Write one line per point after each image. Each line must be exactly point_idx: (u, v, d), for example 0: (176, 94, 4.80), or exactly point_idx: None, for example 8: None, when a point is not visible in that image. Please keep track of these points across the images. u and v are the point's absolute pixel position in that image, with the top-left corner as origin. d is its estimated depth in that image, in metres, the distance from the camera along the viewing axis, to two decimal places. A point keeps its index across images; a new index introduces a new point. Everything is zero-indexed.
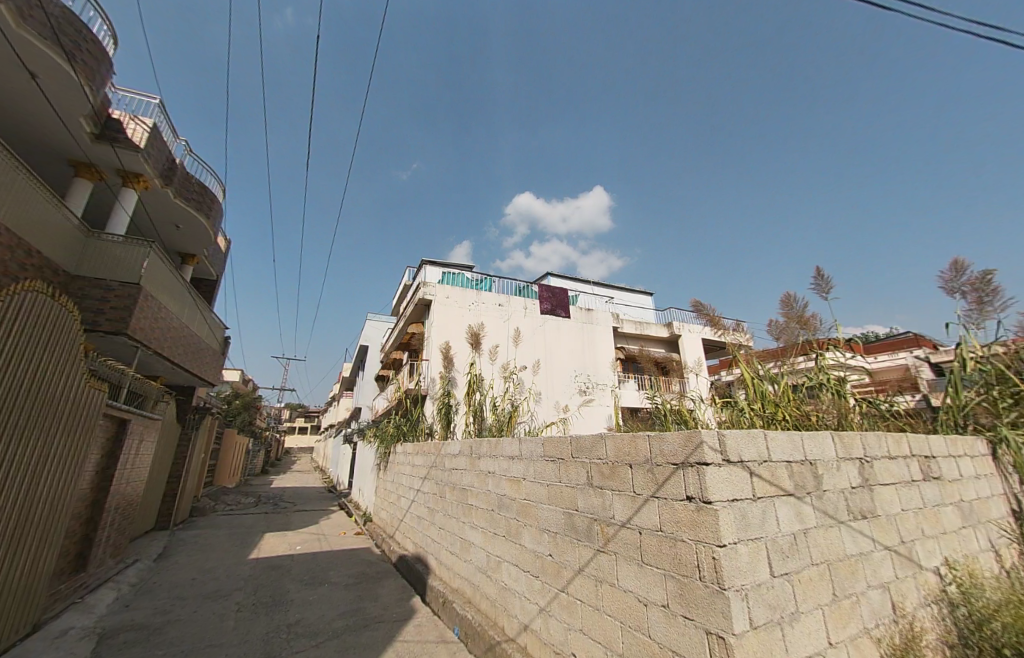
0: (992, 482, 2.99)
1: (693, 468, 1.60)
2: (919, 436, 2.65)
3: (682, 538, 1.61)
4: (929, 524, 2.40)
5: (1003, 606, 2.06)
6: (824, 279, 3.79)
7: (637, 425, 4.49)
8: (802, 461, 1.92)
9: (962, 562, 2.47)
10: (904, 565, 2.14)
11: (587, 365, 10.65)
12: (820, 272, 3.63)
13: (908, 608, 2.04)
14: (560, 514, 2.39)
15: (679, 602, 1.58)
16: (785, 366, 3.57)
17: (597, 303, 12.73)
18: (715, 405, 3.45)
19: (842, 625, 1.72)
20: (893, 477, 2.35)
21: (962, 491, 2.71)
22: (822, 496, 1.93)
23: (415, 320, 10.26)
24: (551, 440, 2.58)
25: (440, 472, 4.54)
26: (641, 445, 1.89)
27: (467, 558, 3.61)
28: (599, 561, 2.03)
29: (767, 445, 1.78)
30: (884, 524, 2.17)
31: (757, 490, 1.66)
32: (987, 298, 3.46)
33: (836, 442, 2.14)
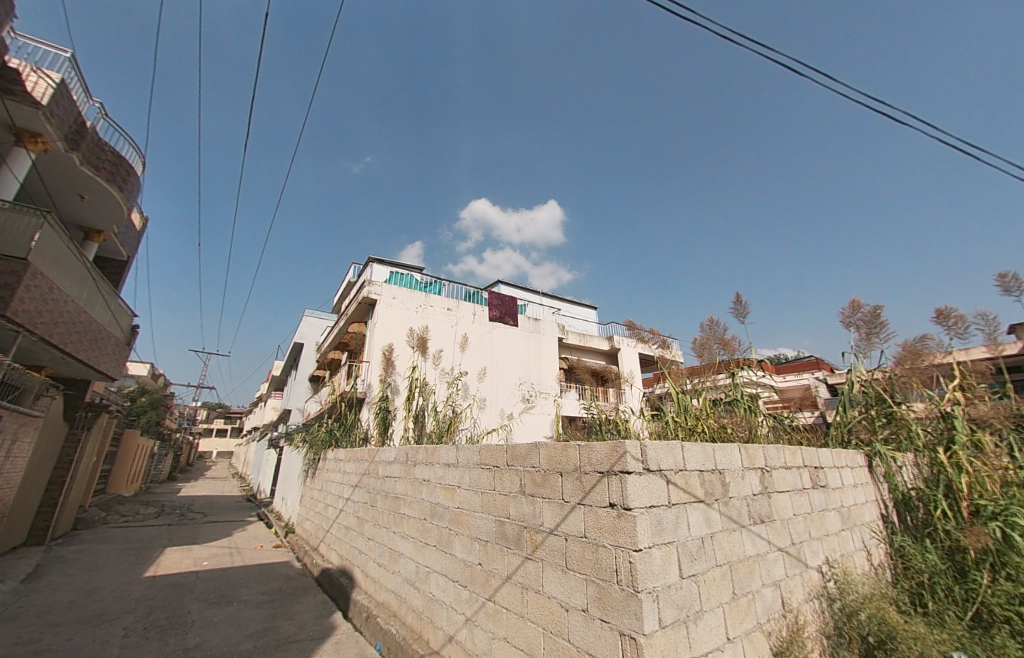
0: (866, 489, 3.46)
1: (617, 476, 1.69)
2: (812, 450, 3.01)
3: (603, 544, 1.69)
4: (815, 527, 2.72)
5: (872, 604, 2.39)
6: (742, 304, 4.21)
7: (573, 434, 4.64)
8: (713, 470, 2.11)
9: (839, 560, 2.81)
10: (793, 565, 2.41)
11: (531, 373, 10.81)
12: (738, 298, 4.03)
13: (795, 603, 2.29)
14: (491, 523, 2.41)
15: (597, 605, 1.66)
16: (706, 382, 3.91)
17: (544, 314, 13.04)
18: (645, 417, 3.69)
19: (739, 621, 1.90)
20: (788, 484, 2.66)
21: (843, 498, 3.11)
22: (727, 503, 2.13)
23: (357, 318, 9.85)
24: (488, 448, 2.59)
25: (373, 481, 4.36)
26: (571, 454, 1.97)
27: (395, 569, 3.50)
28: (526, 569, 2.07)
29: (683, 455, 1.93)
30: (778, 527, 2.43)
31: (672, 497, 1.80)
32: (874, 331, 4.04)
33: (742, 453, 2.37)
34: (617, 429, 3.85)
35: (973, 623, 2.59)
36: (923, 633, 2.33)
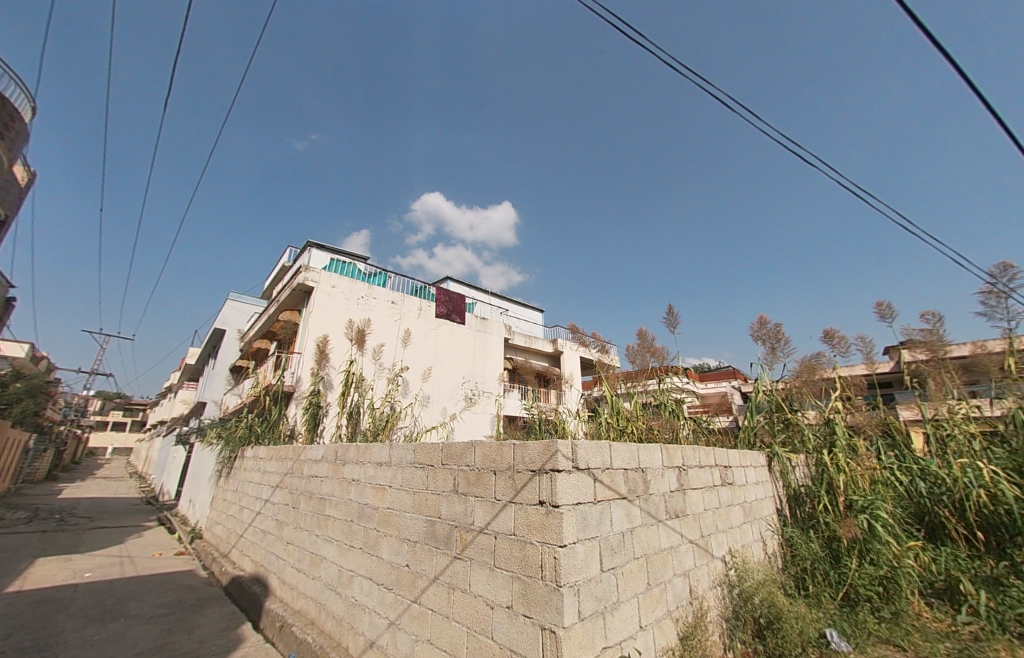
0: (765, 486, 3.87)
1: (547, 474, 1.74)
2: (723, 451, 3.32)
3: (530, 541, 1.73)
4: (721, 521, 3.00)
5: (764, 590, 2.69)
6: (673, 315, 4.53)
7: (513, 434, 4.68)
8: (636, 468, 2.25)
9: (740, 550, 3.12)
10: (701, 555, 2.63)
11: (475, 372, 10.77)
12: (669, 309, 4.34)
13: (700, 590, 2.50)
14: (422, 523, 2.37)
15: (521, 602, 1.69)
16: (638, 386, 4.14)
17: (491, 314, 13.06)
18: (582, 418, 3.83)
19: (651, 609, 2.04)
20: (701, 482, 2.90)
21: (746, 495, 3.46)
22: (647, 499, 2.28)
23: (290, 306, 9.18)
24: (423, 446, 2.54)
25: (297, 481, 4.10)
26: (505, 453, 1.98)
27: (315, 575, 3.31)
28: (453, 568, 2.06)
29: (610, 454, 2.04)
30: (690, 521, 2.65)
31: (598, 494, 1.89)
32: (777, 346, 4.54)
33: (663, 453, 2.55)
34: (555, 429, 3.96)
35: (842, 602, 3.01)
36: (802, 613, 2.67)
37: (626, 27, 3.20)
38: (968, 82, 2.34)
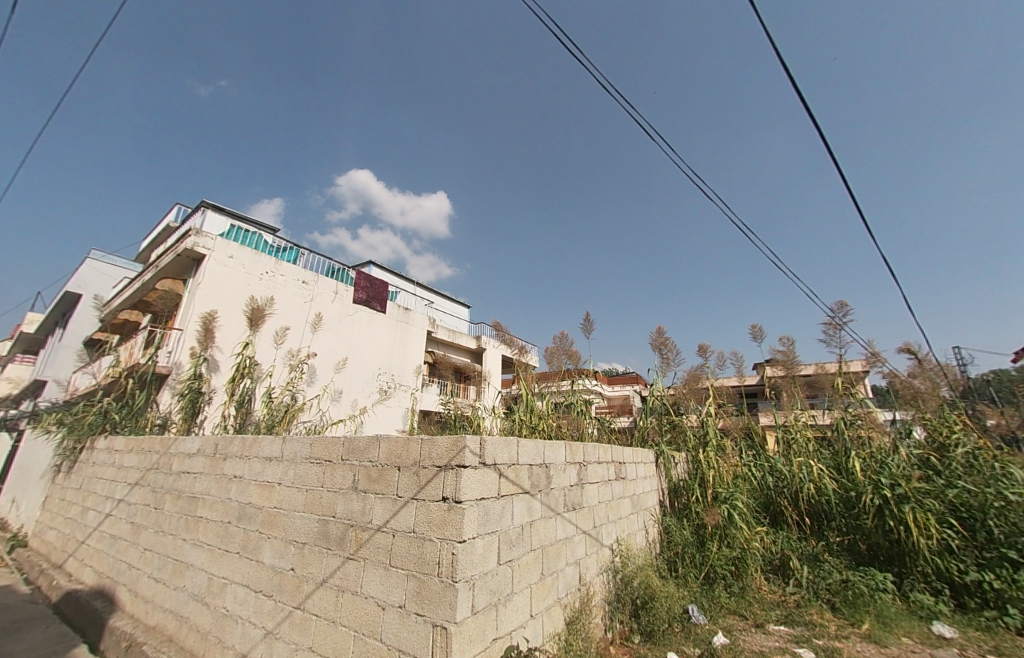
0: (652, 481, 4.29)
1: (453, 470, 1.72)
2: (620, 449, 3.61)
3: (429, 537, 1.69)
4: (612, 513, 3.25)
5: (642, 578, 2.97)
6: (589, 322, 4.81)
7: (426, 430, 4.56)
8: (540, 464, 2.35)
9: (626, 539, 3.42)
10: (592, 544, 2.83)
11: (391, 364, 10.32)
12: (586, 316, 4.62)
13: (588, 576, 2.69)
14: (312, 523, 2.20)
15: (414, 600, 1.65)
16: (551, 387, 4.28)
17: (414, 305, 12.64)
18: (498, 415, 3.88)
19: (542, 597, 2.14)
20: (598, 476, 3.13)
21: (635, 488, 3.82)
22: (547, 493, 2.39)
23: (172, 274, 7.89)
24: (320, 440, 2.35)
25: (162, 478, 3.54)
26: (411, 449, 1.90)
27: (177, 585, 2.90)
28: (345, 570, 1.95)
29: (516, 450, 2.11)
30: (585, 513, 2.84)
31: (501, 489, 1.94)
32: (670, 355, 5.06)
33: (567, 450, 2.71)
34: (470, 424, 3.96)
35: (702, 581, 3.46)
36: (670, 592, 3.02)
37: (569, 41, 3.43)
38: (796, 89, 3.29)
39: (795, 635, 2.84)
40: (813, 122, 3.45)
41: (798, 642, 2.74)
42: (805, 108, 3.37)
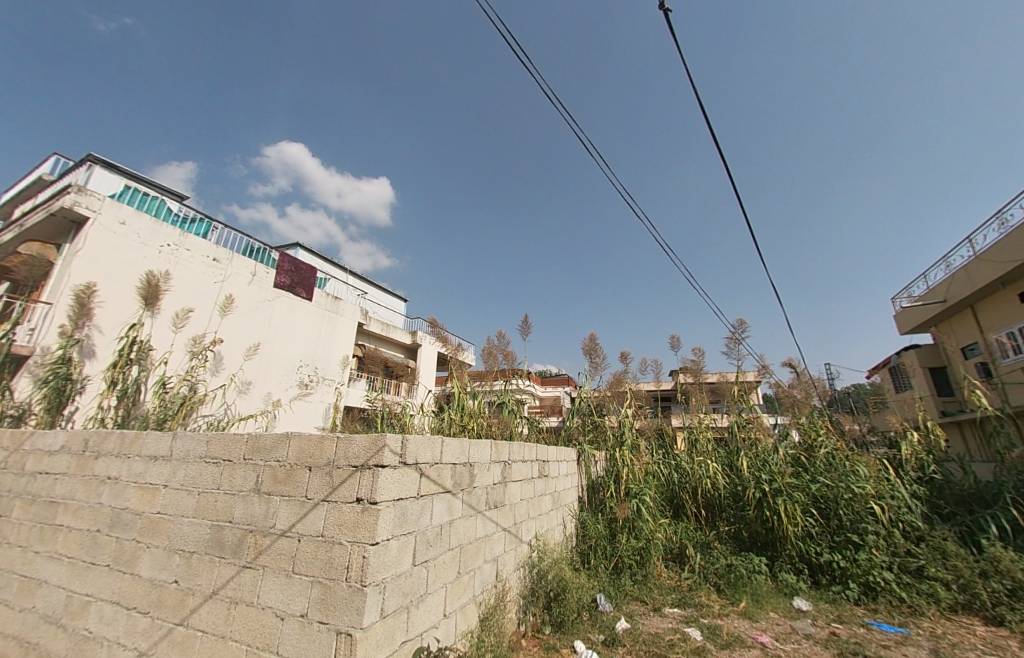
0: (572, 477, 4.49)
1: (370, 470, 1.65)
2: (544, 447, 3.74)
3: (340, 541, 1.61)
4: (533, 509, 3.35)
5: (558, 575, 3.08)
6: (526, 323, 4.90)
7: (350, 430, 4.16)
8: (464, 462, 2.36)
9: (545, 534, 3.54)
10: (511, 541, 2.89)
11: (315, 355, 9.63)
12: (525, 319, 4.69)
13: (505, 572, 2.74)
14: (204, 529, 1.98)
15: (318, 608, 1.56)
16: (485, 386, 4.32)
17: (345, 294, 11.95)
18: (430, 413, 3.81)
19: (457, 596, 2.14)
20: (521, 474, 3.21)
21: (556, 485, 3.97)
22: (470, 491, 2.40)
23: (43, 236, 6.65)
24: (220, 438, 2.13)
25: (11, 480, 2.96)
26: (325, 448, 1.78)
27: (23, 607, 2.44)
28: (240, 580, 1.78)
29: (440, 449, 2.10)
30: (507, 511, 2.90)
31: (421, 489, 1.91)
32: (598, 359, 5.34)
33: (492, 448, 2.76)
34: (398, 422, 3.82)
35: (611, 571, 3.70)
36: (581, 582, 3.19)
37: (524, 55, 3.65)
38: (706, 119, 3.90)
39: (686, 615, 3.15)
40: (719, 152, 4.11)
41: (688, 622, 3.04)
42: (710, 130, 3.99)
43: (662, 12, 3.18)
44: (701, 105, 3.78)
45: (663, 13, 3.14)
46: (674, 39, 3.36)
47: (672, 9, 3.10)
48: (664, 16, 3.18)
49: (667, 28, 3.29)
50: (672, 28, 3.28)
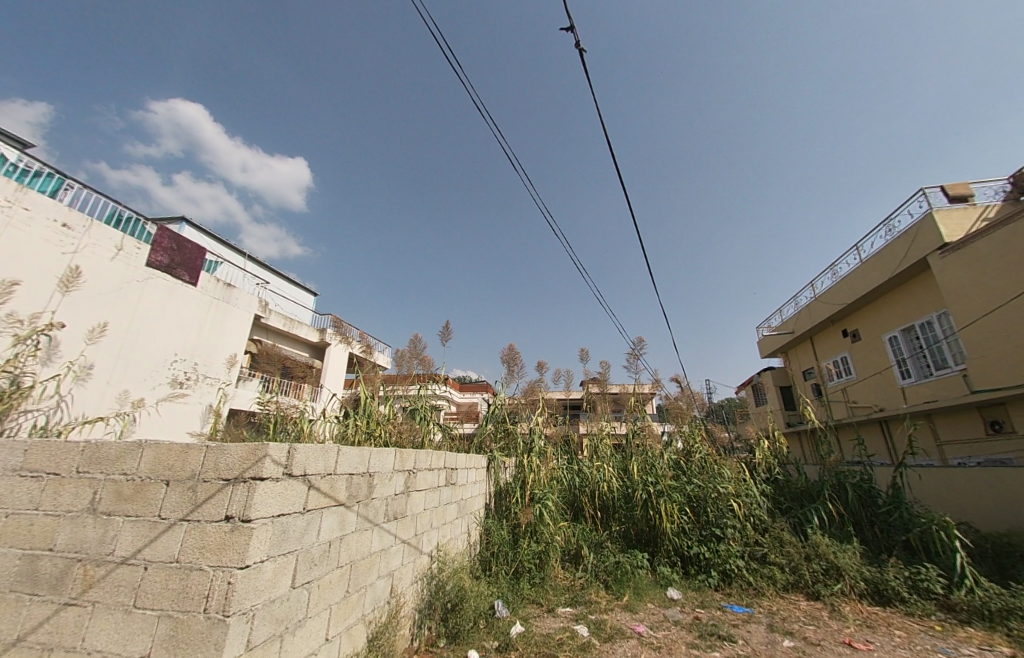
0: (480, 484, 4.49)
1: (245, 483, 1.46)
2: (453, 455, 3.70)
3: (199, 566, 1.40)
4: (436, 519, 3.27)
5: (458, 587, 3.03)
6: (447, 330, 4.83)
7: (232, 438, 3.30)
8: (363, 473, 2.24)
9: (447, 544, 3.46)
10: (409, 553, 2.79)
11: (195, 349, 8.37)
12: (445, 324, 4.66)
13: (400, 587, 2.62)
14: (12, 561, 1.58)
15: (165, 647, 1.34)
16: (398, 391, 4.17)
17: (241, 282, 10.64)
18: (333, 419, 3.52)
19: (343, 617, 1.99)
20: (426, 483, 3.13)
21: (463, 493, 3.94)
22: (367, 503, 2.27)
23: None
24: (43, 447, 1.72)
25: None
26: (189, 459, 1.54)
27: None
28: (58, 622, 1.45)
29: (334, 460, 1.96)
30: (407, 522, 2.79)
31: (309, 503, 1.76)
32: (514, 367, 5.45)
33: (396, 457, 2.65)
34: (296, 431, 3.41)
35: (510, 576, 3.77)
36: (479, 591, 3.19)
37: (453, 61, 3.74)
38: (612, 151, 4.37)
39: (576, 613, 3.33)
40: (622, 183, 4.60)
41: (577, 620, 3.21)
42: (616, 162, 4.44)
43: (579, 51, 3.51)
44: (608, 139, 4.21)
45: (578, 52, 3.39)
46: (587, 77, 3.71)
47: (585, 50, 3.41)
48: (580, 55, 3.49)
49: (581, 65, 3.60)
50: (586, 66, 3.66)
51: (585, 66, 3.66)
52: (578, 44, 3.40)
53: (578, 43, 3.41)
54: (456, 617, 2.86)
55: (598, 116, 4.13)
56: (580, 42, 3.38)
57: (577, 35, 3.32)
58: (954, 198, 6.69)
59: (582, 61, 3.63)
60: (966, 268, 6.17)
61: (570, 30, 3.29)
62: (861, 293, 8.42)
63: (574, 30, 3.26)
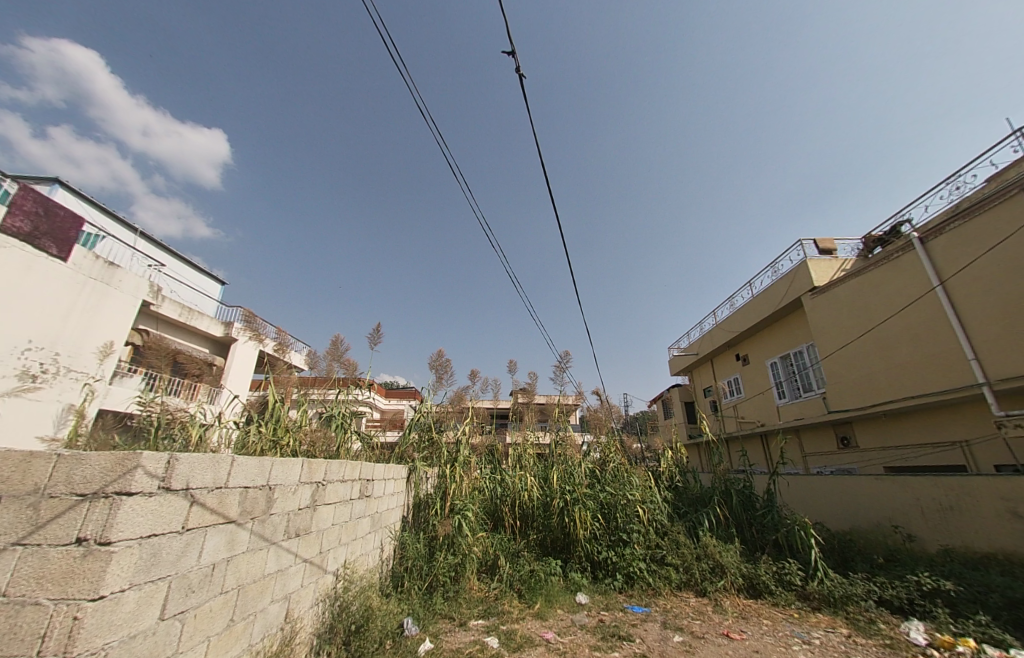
0: (398, 496, 4.31)
1: (107, 500, 1.26)
2: (370, 466, 3.51)
3: (35, 600, 1.16)
4: (345, 534, 3.06)
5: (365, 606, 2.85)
6: (376, 334, 4.62)
7: (97, 447, 2.73)
8: (260, 486, 2.03)
9: (355, 561, 3.24)
10: (311, 573, 2.57)
11: (57, 336, 7.02)
12: (375, 328, 4.55)
13: (297, 612, 2.39)
14: None
15: None
16: (313, 395, 3.87)
17: (130, 263, 9.21)
18: (233, 426, 3.15)
19: (225, 649, 1.77)
20: (337, 496, 2.93)
21: (379, 506, 3.75)
22: (264, 520, 2.07)
23: None
24: None
25: None
26: (32, 470, 1.27)
27: None
28: None
29: (226, 471, 1.76)
30: (310, 539, 2.57)
31: (190, 521, 1.55)
32: (443, 375, 5.36)
33: (303, 468, 2.46)
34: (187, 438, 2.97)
35: (423, 591, 3.65)
36: (388, 610, 3.03)
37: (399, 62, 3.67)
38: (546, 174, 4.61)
39: (487, 625, 3.32)
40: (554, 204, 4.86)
41: (488, 632, 3.20)
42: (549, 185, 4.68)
43: (519, 77, 3.67)
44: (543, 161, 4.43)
45: (518, 76, 3.55)
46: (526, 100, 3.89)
47: (525, 76, 3.58)
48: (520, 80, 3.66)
49: (521, 89, 3.76)
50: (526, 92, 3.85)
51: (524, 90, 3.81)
52: (519, 69, 3.56)
53: (519, 68, 3.58)
54: (358, 637, 2.69)
55: (535, 139, 4.34)
56: (520, 68, 3.52)
57: (518, 60, 3.47)
58: (822, 250, 8.01)
59: (522, 85, 3.80)
60: (830, 308, 7.37)
61: (512, 55, 3.43)
62: (752, 323, 9.65)
63: (515, 55, 3.41)
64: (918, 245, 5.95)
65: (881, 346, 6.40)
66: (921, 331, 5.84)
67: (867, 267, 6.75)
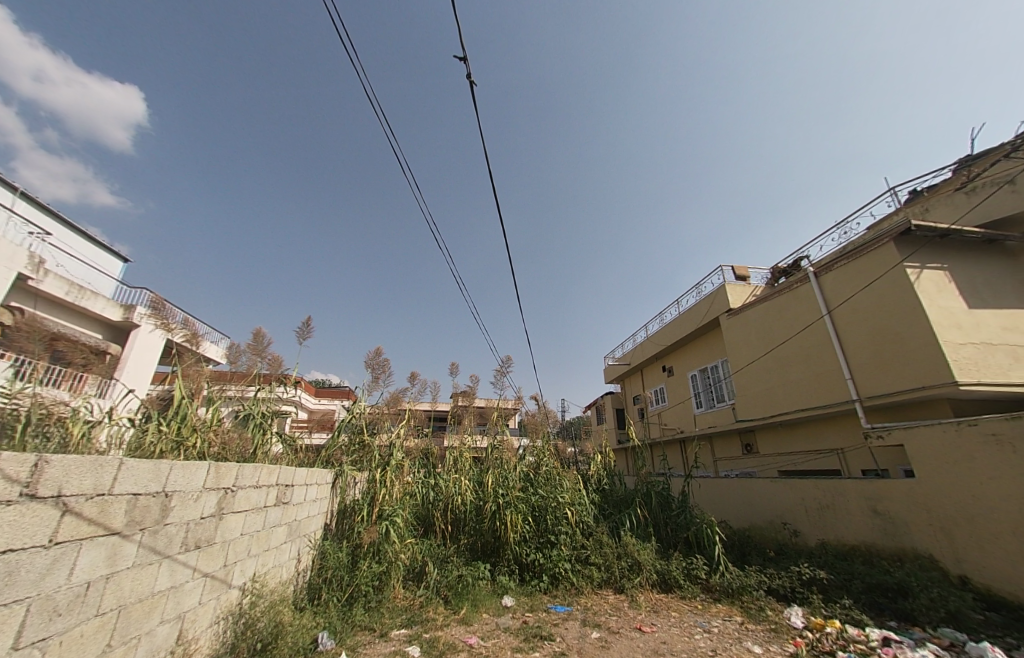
0: (320, 503, 4.05)
1: None
2: (290, 470, 3.28)
3: None
4: (256, 544, 2.82)
5: (275, 621, 2.65)
6: (306, 328, 4.34)
7: None
8: (155, 492, 1.81)
9: (267, 573, 3.00)
10: (212, 588, 2.33)
11: None
12: (305, 322, 4.28)
13: (193, 632, 2.15)
14: None
15: None
16: (228, 392, 3.53)
17: (6, 229, 7.82)
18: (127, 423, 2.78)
19: None
20: (248, 503, 2.70)
21: (298, 512, 3.50)
22: (157, 530, 1.84)
23: None
24: None
25: None
26: None
27: None
28: None
29: (111, 476, 1.56)
30: (214, 551, 2.33)
31: (61, 533, 1.35)
32: (379, 375, 5.15)
33: (209, 472, 2.23)
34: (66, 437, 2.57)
35: (343, 603, 3.47)
36: (302, 625, 2.83)
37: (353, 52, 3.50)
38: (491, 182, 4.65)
39: (409, 634, 3.22)
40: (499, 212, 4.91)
41: (409, 641, 3.11)
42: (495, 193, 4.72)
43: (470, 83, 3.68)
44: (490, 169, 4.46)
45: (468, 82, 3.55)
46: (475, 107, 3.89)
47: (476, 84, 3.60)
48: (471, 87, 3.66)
49: (472, 95, 3.77)
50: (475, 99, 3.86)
51: (474, 96, 3.80)
52: (470, 75, 3.56)
53: (470, 74, 3.59)
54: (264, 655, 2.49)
55: (484, 146, 4.36)
56: (469, 74, 3.54)
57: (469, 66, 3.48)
58: (739, 276, 8.89)
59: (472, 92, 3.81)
60: (743, 329, 8.19)
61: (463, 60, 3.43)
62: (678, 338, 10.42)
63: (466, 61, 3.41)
64: (814, 278, 6.83)
65: (782, 365, 7.23)
66: (812, 352, 6.70)
67: (773, 294, 7.61)
